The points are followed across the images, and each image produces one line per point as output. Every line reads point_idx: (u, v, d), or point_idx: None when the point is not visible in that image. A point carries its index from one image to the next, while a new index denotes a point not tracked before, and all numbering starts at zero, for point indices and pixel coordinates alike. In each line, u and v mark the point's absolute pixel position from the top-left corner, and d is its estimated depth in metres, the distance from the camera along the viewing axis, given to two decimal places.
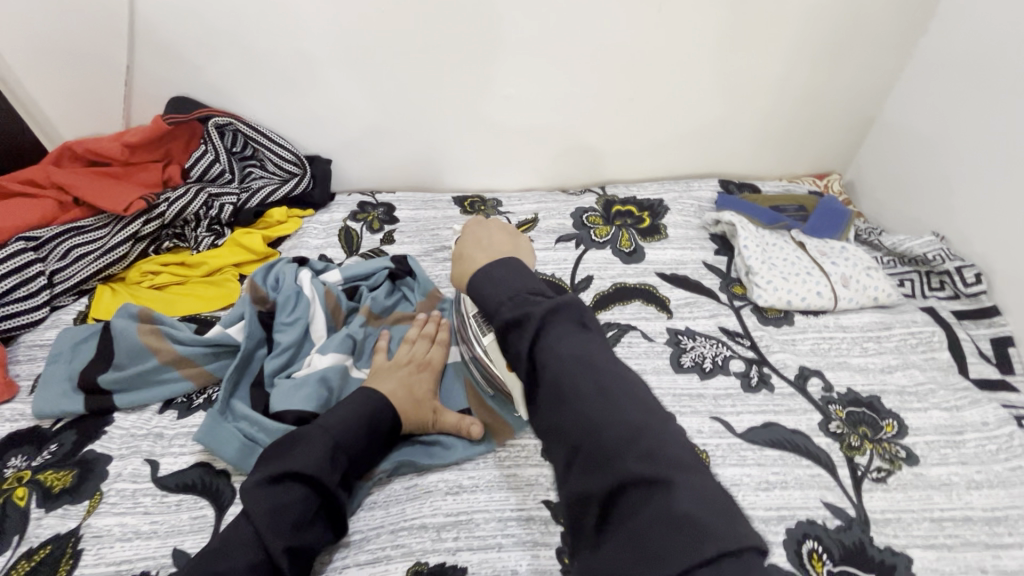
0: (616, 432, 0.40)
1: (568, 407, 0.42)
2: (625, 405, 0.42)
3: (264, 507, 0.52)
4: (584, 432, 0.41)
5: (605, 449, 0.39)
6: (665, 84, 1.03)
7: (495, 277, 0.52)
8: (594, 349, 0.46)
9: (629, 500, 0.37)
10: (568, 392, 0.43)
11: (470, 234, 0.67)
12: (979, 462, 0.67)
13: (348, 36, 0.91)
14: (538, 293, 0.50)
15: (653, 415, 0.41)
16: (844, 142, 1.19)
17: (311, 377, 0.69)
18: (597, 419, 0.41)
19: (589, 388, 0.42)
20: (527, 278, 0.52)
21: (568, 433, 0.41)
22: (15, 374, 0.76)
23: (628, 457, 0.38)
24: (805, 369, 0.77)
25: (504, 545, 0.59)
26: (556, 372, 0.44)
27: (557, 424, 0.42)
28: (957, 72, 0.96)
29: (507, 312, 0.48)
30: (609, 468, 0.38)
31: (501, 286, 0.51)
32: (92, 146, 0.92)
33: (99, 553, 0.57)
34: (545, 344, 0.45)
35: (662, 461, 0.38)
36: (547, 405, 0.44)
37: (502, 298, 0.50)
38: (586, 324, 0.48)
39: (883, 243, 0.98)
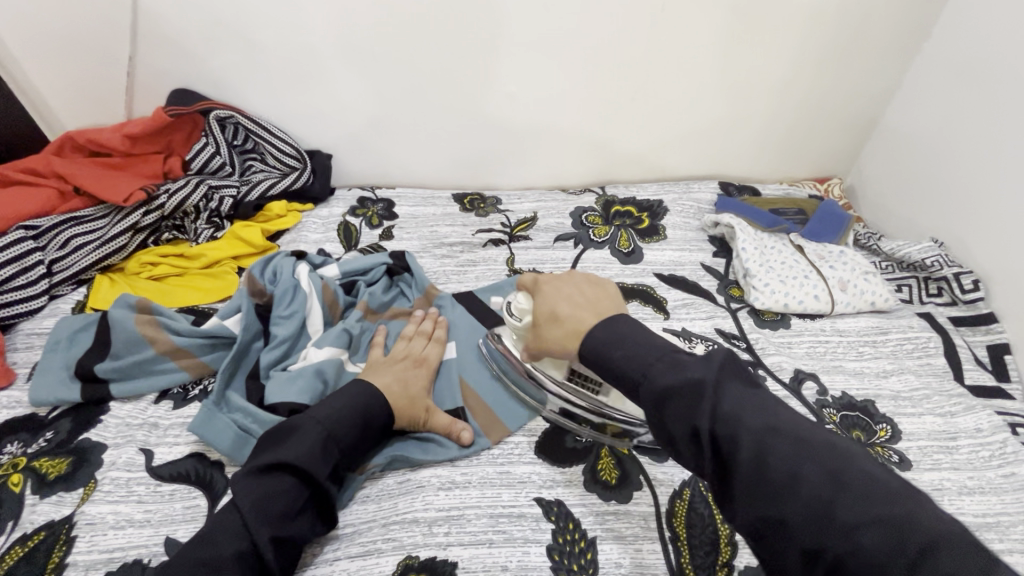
0: (858, 530, 0.36)
1: (789, 501, 0.38)
2: (853, 486, 0.37)
3: (253, 496, 0.53)
4: (809, 528, 0.37)
5: (864, 555, 0.35)
6: (669, 87, 1.03)
7: (620, 343, 0.52)
8: (781, 416, 0.43)
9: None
10: (782, 483, 0.39)
11: (561, 291, 0.62)
12: (971, 467, 0.67)
13: (354, 32, 0.91)
14: (677, 350, 0.50)
15: (898, 494, 0.37)
16: (845, 146, 1.18)
17: (306, 370, 0.69)
18: (831, 510, 0.37)
19: (804, 469, 0.39)
20: (654, 339, 0.52)
21: (796, 533, 0.38)
22: (13, 362, 0.77)
23: (896, 570, 0.34)
24: (800, 373, 0.77)
25: (494, 541, 0.59)
26: (755, 451, 0.41)
27: (777, 521, 0.39)
28: (959, 78, 0.96)
29: (665, 381, 0.47)
30: None
31: (630, 350, 0.51)
32: (93, 136, 0.93)
33: (92, 541, 0.57)
34: (728, 414, 0.43)
35: (939, 564, 0.33)
36: (759, 498, 0.40)
37: (647, 363, 0.49)
38: (750, 380, 0.47)
39: (881, 248, 0.98)
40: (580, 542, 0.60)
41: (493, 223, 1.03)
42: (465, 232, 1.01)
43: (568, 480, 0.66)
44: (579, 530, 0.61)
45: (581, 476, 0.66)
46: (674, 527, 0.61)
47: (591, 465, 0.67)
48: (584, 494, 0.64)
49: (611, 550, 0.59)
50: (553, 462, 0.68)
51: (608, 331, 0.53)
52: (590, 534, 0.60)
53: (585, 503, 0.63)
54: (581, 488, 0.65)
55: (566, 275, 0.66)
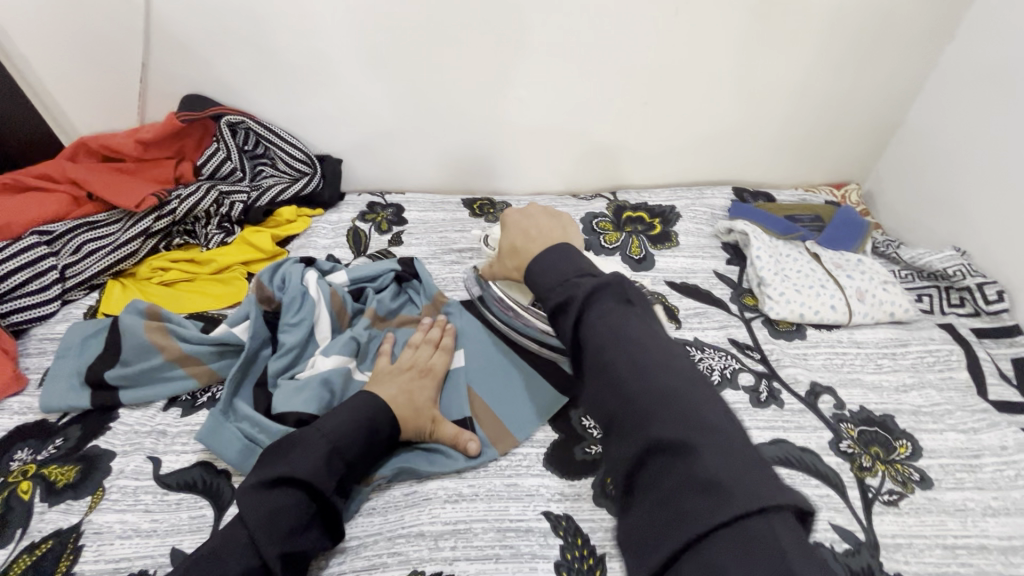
0: (646, 406, 0.46)
1: (611, 382, 0.49)
2: (659, 383, 0.47)
3: (259, 511, 0.53)
4: (620, 405, 0.48)
5: (643, 420, 0.46)
6: (682, 90, 1.02)
7: (549, 260, 0.58)
8: (630, 326, 0.52)
9: (667, 475, 0.43)
10: (604, 366, 0.50)
11: (521, 224, 0.69)
12: (996, 487, 0.65)
13: (365, 37, 0.91)
14: (585, 274, 0.57)
15: (689, 389, 0.47)
16: (864, 150, 1.16)
17: (313, 380, 0.69)
18: (632, 387, 0.48)
19: (621, 360, 0.49)
20: (574, 261, 0.58)
21: (611, 409, 0.48)
22: (25, 367, 0.77)
23: (657, 425, 0.45)
24: (817, 386, 0.75)
25: (501, 557, 0.58)
26: (597, 347, 0.51)
27: (602, 396, 0.50)
28: (983, 82, 0.93)
29: (557, 297, 0.55)
30: (637, 439, 0.45)
31: (555, 267, 0.58)
32: (106, 142, 0.93)
33: (99, 550, 0.57)
34: (586, 320, 0.53)
35: (690, 430, 0.44)
36: (592, 375, 0.51)
37: (553, 281, 0.57)
38: (629, 301, 0.54)
39: (901, 256, 0.95)
40: (588, 558, 0.58)
41: None
42: (475, 238, 1.00)
43: (576, 494, 0.64)
44: (588, 546, 0.59)
45: (590, 490, 0.65)
46: None
47: (600, 479, 0.66)
48: (594, 509, 0.63)
49: (620, 568, 0.58)
50: (563, 475, 0.66)
51: (546, 252, 0.59)
52: (599, 551, 0.59)
53: (594, 519, 0.62)
54: (591, 503, 0.63)
55: (524, 209, 0.72)
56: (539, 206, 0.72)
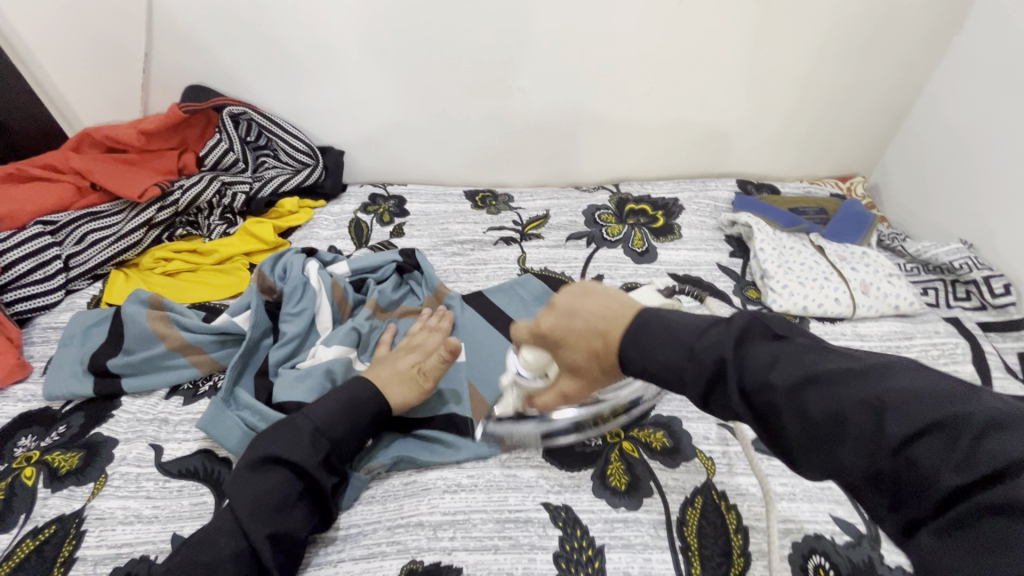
0: (909, 444, 0.32)
1: (835, 437, 0.35)
2: (895, 404, 0.33)
3: (246, 494, 0.53)
4: (858, 452, 0.34)
5: (916, 465, 0.32)
6: (689, 81, 1.01)
7: (649, 351, 0.44)
8: (813, 359, 0.38)
9: (987, 521, 0.29)
10: (825, 422, 0.35)
11: (574, 325, 0.49)
12: None
13: (368, 27, 0.90)
14: (704, 327, 0.43)
15: (950, 394, 0.33)
16: (870, 143, 1.15)
17: (315, 369, 0.69)
18: (873, 430, 0.34)
19: (844, 403, 0.35)
20: (678, 328, 0.44)
21: (845, 462, 0.34)
22: (29, 355, 0.78)
23: (945, 466, 0.31)
24: None
25: (500, 548, 0.58)
26: (793, 405, 0.37)
27: (829, 466, 0.35)
28: (992, 73, 0.92)
29: (694, 369, 0.42)
30: (924, 490, 0.31)
31: (665, 355, 0.43)
32: (109, 132, 0.93)
33: (100, 536, 0.58)
34: (756, 370, 0.39)
35: (996, 446, 0.30)
36: (805, 445, 0.37)
37: (672, 360, 0.43)
38: (777, 335, 0.42)
39: (906, 249, 0.94)
40: (587, 549, 0.58)
41: (505, 220, 1.02)
42: (476, 229, 1.00)
43: (575, 485, 0.64)
44: (587, 537, 0.59)
45: (589, 481, 0.65)
46: (685, 537, 0.59)
47: (600, 470, 0.66)
48: (593, 500, 0.63)
49: (619, 559, 0.57)
50: (562, 465, 0.66)
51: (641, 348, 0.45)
52: (598, 541, 0.59)
53: (593, 510, 0.62)
54: (590, 494, 0.63)
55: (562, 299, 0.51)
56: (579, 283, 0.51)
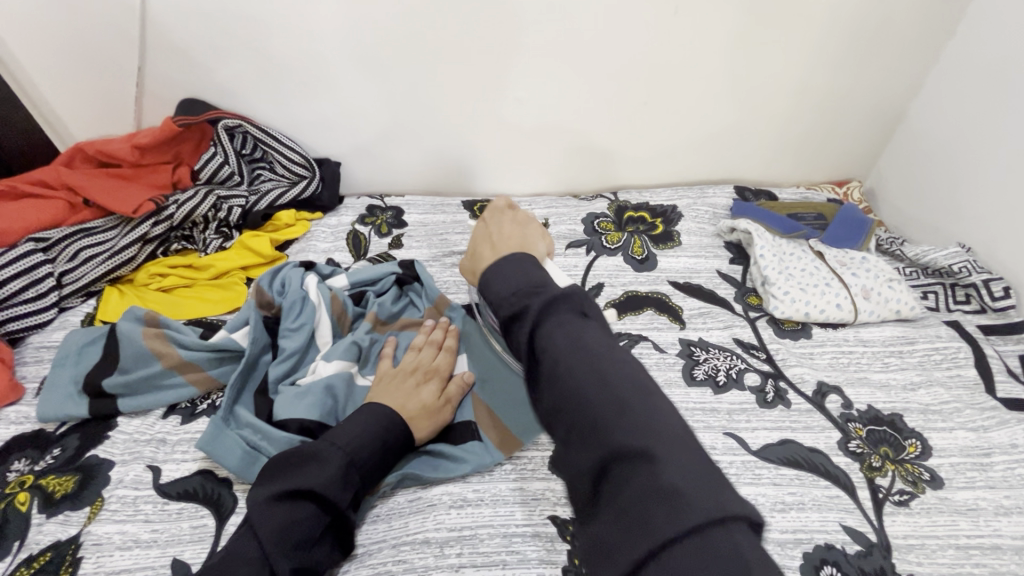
0: (606, 412, 0.41)
1: (562, 386, 0.43)
2: (617, 384, 0.42)
3: (272, 525, 0.52)
4: (574, 407, 0.42)
5: (598, 427, 0.40)
6: (683, 89, 1.01)
7: (501, 271, 0.53)
8: (583, 333, 0.47)
9: (624, 482, 0.38)
10: (558, 375, 0.44)
11: (485, 227, 0.65)
12: (1007, 486, 0.64)
13: (359, 41, 0.90)
14: (539, 283, 0.52)
15: (647, 393, 0.42)
16: (864, 148, 1.15)
17: (317, 385, 0.68)
18: (585, 393, 0.42)
19: (579, 368, 0.44)
20: (534, 270, 0.53)
21: (562, 414, 0.43)
22: (22, 376, 0.76)
23: (618, 433, 0.40)
24: (823, 385, 0.74)
25: (508, 563, 0.57)
26: (552, 359, 0.45)
27: (553, 407, 0.44)
28: (983, 79, 0.93)
29: (508, 308, 0.50)
30: (597, 445, 0.40)
31: (507, 282, 0.52)
32: (102, 147, 0.92)
33: (98, 562, 0.56)
34: (543, 335, 0.47)
35: (650, 434, 0.39)
36: (546, 388, 0.45)
37: (505, 292, 0.51)
38: (585, 314, 0.49)
39: (905, 253, 0.95)
40: None
41: None
42: None
43: None
44: None
45: None
46: None
47: None
48: None
49: None
50: None
51: (498, 264, 0.54)
52: None
53: None
54: None
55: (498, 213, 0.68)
56: (513, 211, 0.69)
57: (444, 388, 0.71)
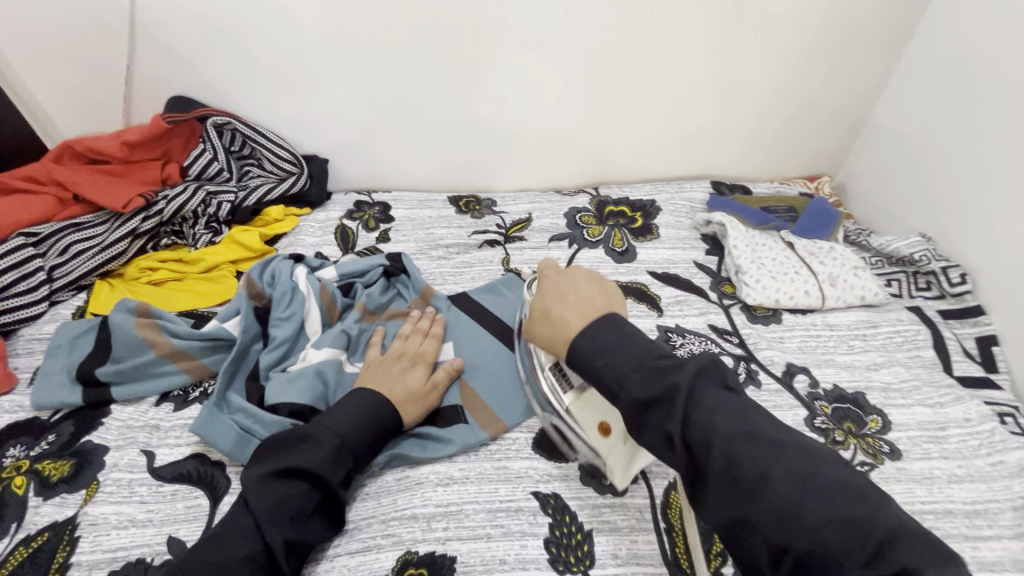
0: (812, 523, 0.38)
1: (756, 500, 0.41)
2: (817, 485, 0.40)
3: (266, 500, 0.54)
4: (776, 523, 0.39)
5: (823, 546, 0.38)
6: (661, 89, 1.05)
7: (606, 346, 0.53)
8: (755, 424, 0.45)
9: None
10: (752, 482, 0.41)
11: (559, 289, 0.64)
12: (960, 456, 0.68)
13: (347, 40, 0.93)
14: (661, 356, 0.51)
15: (856, 491, 0.40)
16: (834, 145, 1.20)
17: (307, 371, 0.70)
18: (790, 502, 0.40)
19: (774, 471, 0.41)
20: (637, 344, 0.53)
21: (761, 528, 0.40)
22: (15, 367, 0.77)
23: (851, 557, 0.37)
24: (792, 366, 0.78)
25: (492, 536, 0.60)
26: (730, 459, 0.43)
27: (742, 517, 0.41)
28: (943, 78, 0.98)
29: (640, 392, 0.49)
30: (831, 573, 0.37)
31: (622, 359, 0.52)
32: (91, 144, 0.93)
33: (95, 541, 0.58)
34: (700, 425, 0.45)
35: (888, 547, 0.36)
36: (720, 495, 0.43)
37: (627, 370, 0.51)
38: (728, 389, 0.49)
39: (870, 244, 1.00)
40: (576, 534, 0.61)
41: (489, 224, 1.05)
42: (461, 233, 1.02)
43: (563, 475, 0.67)
44: (576, 523, 0.62)
45: (577, 471, 0.67)
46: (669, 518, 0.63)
47: (586, 460, 0.68)
48: (581, 488, 0.65)
49: (606, 542, 0.60)
50: (550, 457, 0.69)
51: (600, 336, 0.54)
52: (586, 526, 0.61)
53: (581, 497, 0.64)
54: (578, 483, 0.66)
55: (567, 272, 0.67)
56: (584, 268, 0.67)
57: (431, 374, 0.73)
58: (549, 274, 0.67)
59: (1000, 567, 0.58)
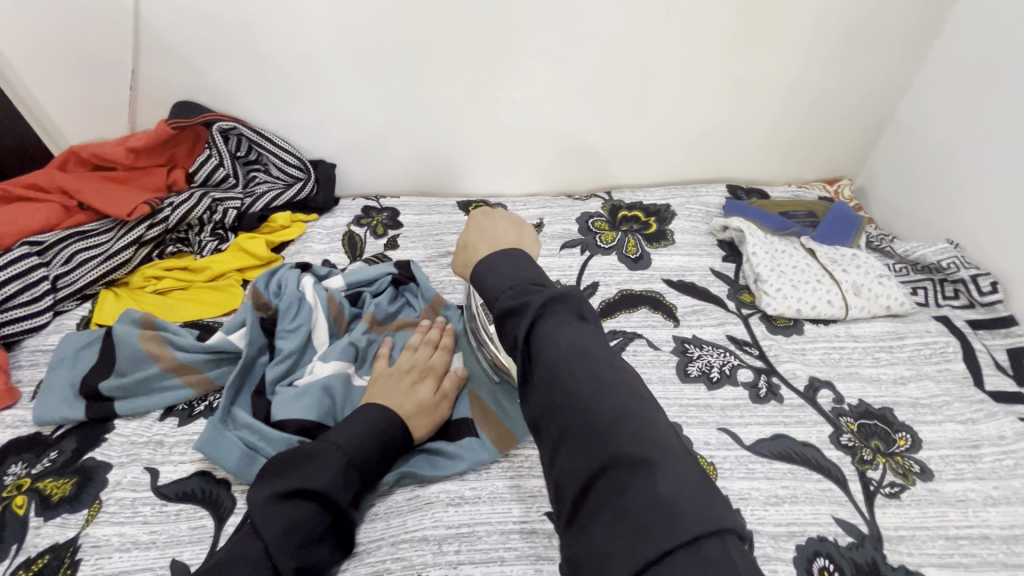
0: (603, 425, 0.39)
1: (560, 391, 0.41)
2: (629, 409, 0.40)
3: (275, 524, 0.52)
4: (573, 413, 0.40)
5: (597, 434, 0.39)
6: (675, 89, 1.02)
7: (494, 266, 0.51)
8: (590, 343, 0.44)
9: (611, 478, 0.37)
10: (561, 378, 0.42)
11: (478, 224, 0.61)
12: (996, 477, 0.65)
13: (353, 41, 0.91)
14: (538, 283, 0.49)
15: (643, 407, 0.41)
16: (854, 146, 1.17)
17: (314, 386, 0.68)
18: (591, 401, 0.40)
19: (581, 373, 0.42)
20: (529, 269, 0.51)
21: (562, 418, 0.41)
22: (18, 380, 0.76)
23: (620, 440, 0.38)
24: (815, 380, 0.75)
25: (506, 559, 0.58)
26: (548, 363, 0.43)
27: (552, 408, 0.42)
28: (970, 77, 0.95)
29: (506, 301, 0.47)
30: (598, 449, 0.38)
31: (503, 275, 0.50)
32: (96, 150, 0.92)
33: (96, 564, 0.56)
34: (540, 333, 0.44)
35: (650, 444, 0.38)
36: (541, 388, 0.43)
37: (504, 287, 0.49)
38: (584, 316, 0.47)
39: (895, 250, 0.96)
40: None
41: None
42: None
43: None
44: None
45: None
46: None
47: None
48: None
49: None
50: None
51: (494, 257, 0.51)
52: None
53: None
54: None
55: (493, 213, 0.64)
56: (508, 211, 0.65)
57: (439, 385, 0.71)
58: (475, 211, 0.65)
59: None
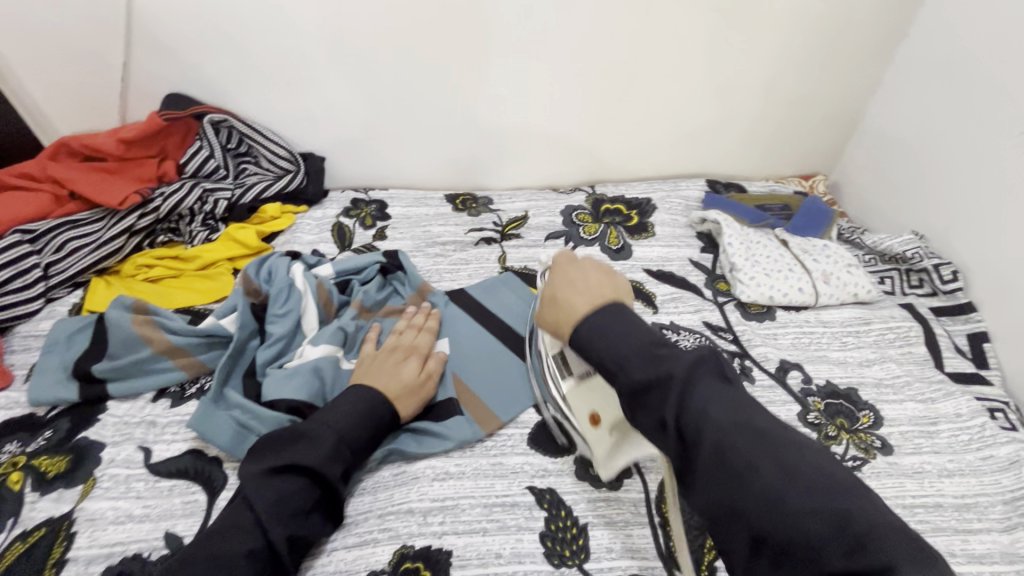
0: (807, 520, 0.39)
1: (744, 486, 0.41)
2: (840, 504, 0.39)
3: (265, 497, 0.54)
4: (764, 513, 0.40)
5: (803, 538, 0.38)
6: (658, 87, 1.06)
7: (605, 331, 0.53)
8: (752, 414, 0.45)
9: None
10: (740, 469, 0.42)
11: (568, 276, 0.64)
12: (951, 451, 0.69)
13: (345, 36, 0.93)
14: (660, 343, 0.51)
15: (841, 486, 0.40)
16: (829, 143, 1.21)
17: (303, 368, 0.70)
18: (785, 496, 0.40)
19: (763, 463, 0.42)
20: (641, 331, 0.53)
21: (749, 518, 0.40)
22: (10, 364, 0.78)
23: (832, 550, 0.37)
24: (785, 363, 0.79)
25: (488, 530, 0.61)
26: (716, 443, 0.43)
27: (731, 507, 0.42)
28: (936, 78, 0.99)
29: (637, 373, 0.49)
30: (810, 563, 0.37)
31: (616, 341, 0.52)
32: (88, 141, 0.93)
33: (92, 536, 0.59)
34: (691, 411, 0.45)
35: (872, 546, 0.36)
36: (710, 477, 0.43)
37: (625, 353, 0.51)
38: (726, 378, 0.48)
39: (864, 242, 1.00)
40: (571, 529, 0.61)
41: (485, 222, 1.05)
42: (458, 231, 1.03)
43: (559, 470, 0.67)
44: (571, 517, 0.62)
45: (572, 466, 0.68)
46: (663, 513, 0.63)
47: (581, 455, 0.68)
48: (576, 483, 0.66)
49: (601, 536, 0.61)
50: (545, 453, 0.69)
51: (599, 318, 0.55)
52: (581, 521, 0.62)
53: (577, 491, 0.65)
54: (572, 477, 0.66)
55: (577, 261, 0.67)
56: (592, 259, 0.68)
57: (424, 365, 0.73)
58: (561, 259, 0.68)
59: (989, 559, 0.59)
